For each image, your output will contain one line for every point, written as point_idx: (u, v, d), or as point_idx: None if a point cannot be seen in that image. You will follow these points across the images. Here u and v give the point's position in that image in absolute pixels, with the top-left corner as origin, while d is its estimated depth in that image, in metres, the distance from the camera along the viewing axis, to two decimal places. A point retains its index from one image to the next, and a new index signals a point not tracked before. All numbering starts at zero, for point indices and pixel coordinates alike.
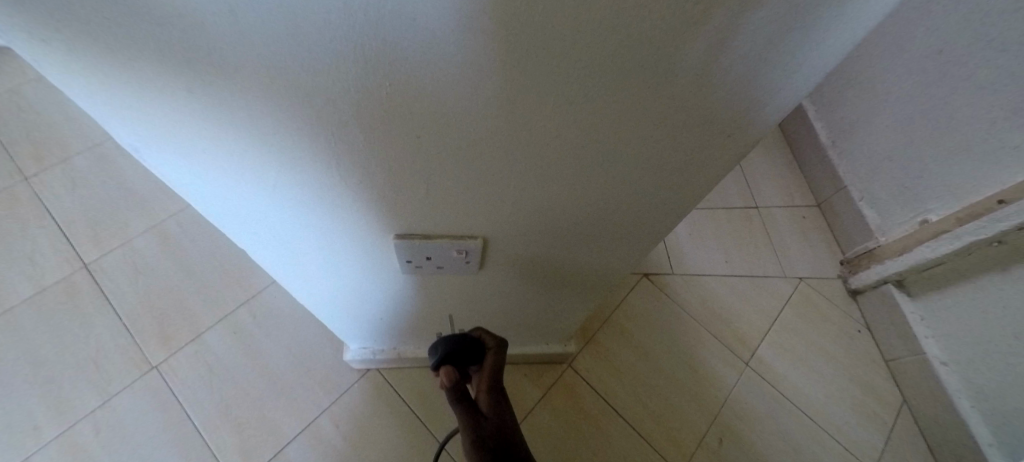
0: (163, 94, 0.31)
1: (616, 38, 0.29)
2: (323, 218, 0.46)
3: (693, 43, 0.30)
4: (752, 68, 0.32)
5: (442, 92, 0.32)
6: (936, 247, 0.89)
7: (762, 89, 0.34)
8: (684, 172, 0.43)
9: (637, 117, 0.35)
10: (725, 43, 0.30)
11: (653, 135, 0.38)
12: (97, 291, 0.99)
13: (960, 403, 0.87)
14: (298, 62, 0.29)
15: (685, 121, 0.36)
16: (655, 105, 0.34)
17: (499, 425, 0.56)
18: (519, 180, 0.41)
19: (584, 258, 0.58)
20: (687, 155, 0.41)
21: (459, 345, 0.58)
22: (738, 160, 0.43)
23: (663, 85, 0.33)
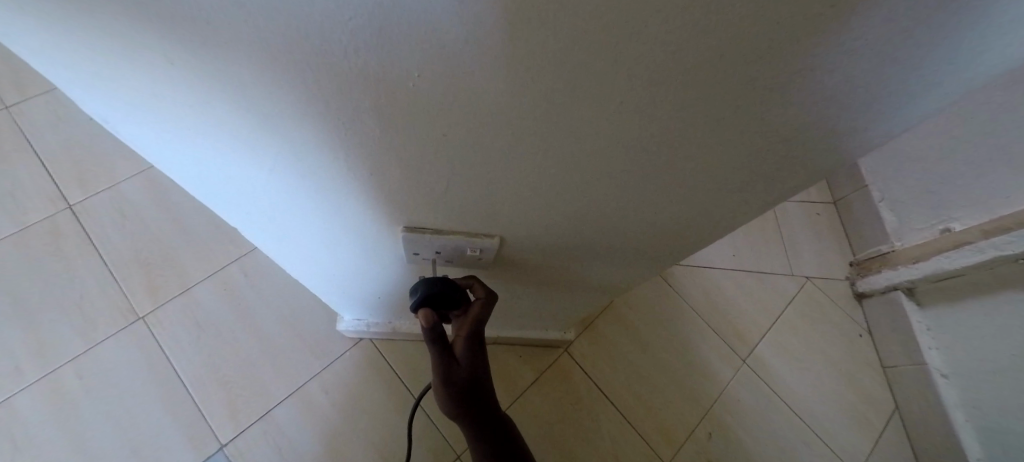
0: (139, 49, 0.26)
1: (691, 10, 0.23)
2: (322, 197, 0.42)
3: (773, 39, 0.24)
4: (833, 74, 0.27)
5: (466, 75, 0.27)
6: (955, 258, 0.85)
7: (839, 98, 0.29)
8: (728, 166, 0.36)
9: (687, 100, 0.29)
10: (820, 47, 0.25)
11: (701, 122, 0.31)
12: (82, 235, 0.94)
13: (956, 417, 0.87)
14: (282, 27, 0.24)
15: (743, 111, 0.30)
16: (713, 88, 0.28)
17: (473, 374, 0.51)
18: (534, 163, 0.35)
19: (603, 258, 0.54)
20: (736, 149, 0.34)
21: (444, 287, 0.50)
22: (792, 163, 0.37)
23: (734, 79, 0.27)
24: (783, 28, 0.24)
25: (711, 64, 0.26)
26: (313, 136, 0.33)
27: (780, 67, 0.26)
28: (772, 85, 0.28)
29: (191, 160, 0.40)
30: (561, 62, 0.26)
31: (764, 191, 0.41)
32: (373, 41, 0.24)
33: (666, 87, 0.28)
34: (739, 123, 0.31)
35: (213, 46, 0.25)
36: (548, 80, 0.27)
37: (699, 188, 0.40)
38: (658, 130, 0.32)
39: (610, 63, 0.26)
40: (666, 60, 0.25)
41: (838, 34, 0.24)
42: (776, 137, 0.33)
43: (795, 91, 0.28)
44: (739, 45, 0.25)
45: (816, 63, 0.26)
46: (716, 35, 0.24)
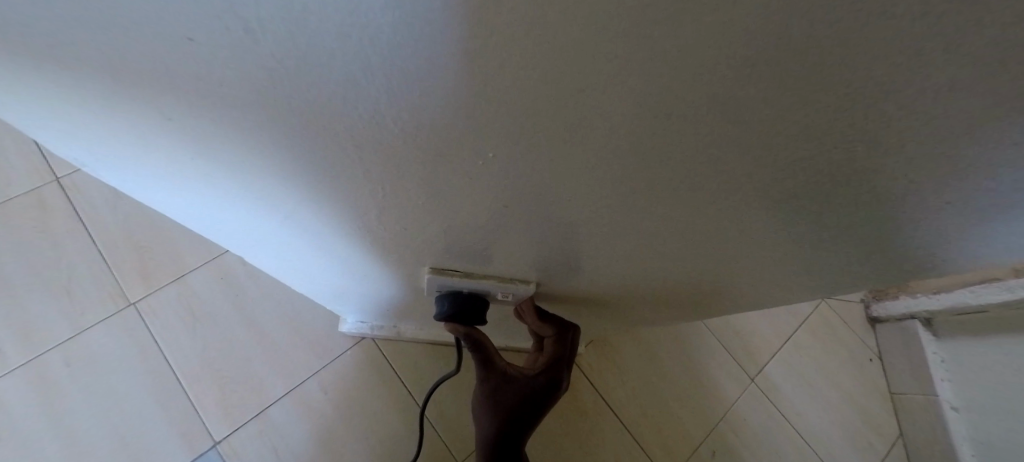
0: (160, 92, 0.22)
1: (818, 133, 0.19)
2: (337, 223, 0.37)
3: (897, 170, 0.21)
4: (951, 208, 0.24)
5: (549, 149, 0.23)
6: (981, 293, 0.85)
7: (942, 227, 0.26)
8: (798, 251, 0.33)
9: (771, 197, 0.26)
10: (967, 177, 0.21)
11: (780, 216, 0.28)
12: (70, 211, 0.89)
13: (962, 451, 0.88)
14: (345, 92, 0.20)
15: (829, 213, 0.27)
16: (805, 191, 0.25)
17: (520, 407, 0.47)
18: (598, 225, 0.32)
19: (637, 303, 0.51)
20: (813, 239, 0.31)
21: (481, 309, 0.45)
22: (865, 261, 0.33)
23: (834, 187, 0.24)
24: (938, 154, 0.20)
25: (830, 168, 0.22)
26: (355, 176, 0.29)
27: (906, 182, 0.22)
28: (868, 202, 0.25)
29: (189, 179, 0.35)
30: (668, 143, 0.22)
31: (829, 277, 0.38)
32: (464, 112, 0.21)
33: (768, 179, 0.24)
34: (830, 218, 0.28)
35: (267, 95, 0.21)
36: (636, 157, 0.23)
37: (763, 264, 0.36)
38: (741, 212, 0.28)
39: (717, 152, 0.22)
40: (791, 158, 0.22)
41: (996, 172, 0.20)
42: (856, 238, 0.30)
43: (909, 205, 0.25)
44: (871, 159, 0.21)
45: (953, 189, 0.22)
46: (851, 148, 0.20)
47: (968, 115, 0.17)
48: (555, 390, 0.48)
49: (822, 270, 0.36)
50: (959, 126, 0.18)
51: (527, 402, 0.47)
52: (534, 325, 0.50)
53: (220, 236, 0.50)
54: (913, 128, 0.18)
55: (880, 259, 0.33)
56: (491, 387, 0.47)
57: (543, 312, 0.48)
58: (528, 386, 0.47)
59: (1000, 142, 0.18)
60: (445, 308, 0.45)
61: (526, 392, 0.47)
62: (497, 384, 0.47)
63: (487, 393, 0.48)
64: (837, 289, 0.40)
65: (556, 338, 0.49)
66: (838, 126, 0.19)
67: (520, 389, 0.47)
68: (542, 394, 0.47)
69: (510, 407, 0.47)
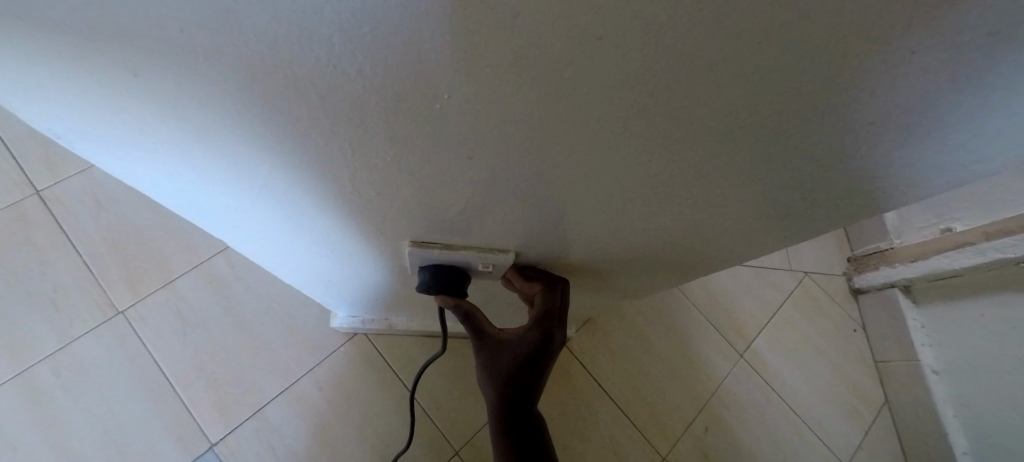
0: (145, 62, 0.23)
1: (749, 52, 0.21)
2: (320, 202, 0.38)
3: (827, 90, 0.23)
4: (881, 132, 0.27)
5: (509, 99, 0.24)
6: (956, 258, 0.87)
7: (881, 155, 0.29)
8: (772, 191, 0.34)
9: (730, 132, 0.27)
10: (895, 89, 0.23)
11: (746, 152, 0.29)
12: (52, 222, 0.88)
13: (945, 412, 0.91)
14: (319, 55, 0.22)
15: (784, 146, 0.28)
16: (757, 123, 0.26)
17: (519, 368, 0.48)
18: (579, 182, 0.33)
19: (618, 270, 0.52)
20: (780, 178, 0.32)
21: (461, 278, 0.47)
22: (826, 201, 0.35)
23: (779, 116, 0.25)
24: (858, 64, 0.21)
25: (780, 91, 0.23)
26: (333, 145, 0.30)
27: (838, 102, 0.24)
28: (811, 129, 0.26)
29: (172, 160, 0.35)
30: (618, 79, 0.23)
31: (797, 223, 0.39)
32: (431, 68, 0.22)
33: (727, 111, 0.25)
34: (784, 153, 0.29)
35: (239, 56, 0.22)
36: (598, 99, 0.24)
37: (740, 211, 0.37)
38: (711, 153, 0.29)
39: (670, 83, 0.23)
40: (732, 82, 0.23)
41: (912, 82, 0.23)
42: (814, 173, 0.31)
43: (852, 131, 0.26)
44: (813, 73, 0.22)
45: (887, 105, 0.24)
46: (786, 65, 0.22)
47: (882, 11, 0.19)
48: (550, 343, 0.48)
49: (793, 213, 0.38)
50: (875, 27, 0.19)
51: (525, 362, 0.48)
52: (524, 289, 0.51)
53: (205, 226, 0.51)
54: (828, 37, 0.20)
55: (844, 194, 0.34)
56: (490, 354, 0.48)
57: (527, 273, 0.50)
58: (522, 347, 0.48)
59: (916, 41, 0.20)
60: (426, 281, 0.46)
61: (521, 352, 0.48)
62: (494, 350, 0.48)
63: (486, 361, 0.48)
64: (807, 235, 0.42)
65: (544, 295, 0.49)
66: (764, 42, 0.20)
67: (515, 350, 0.48)
68: (536, 349, 0.48)
69: (511, 371, 0.48)
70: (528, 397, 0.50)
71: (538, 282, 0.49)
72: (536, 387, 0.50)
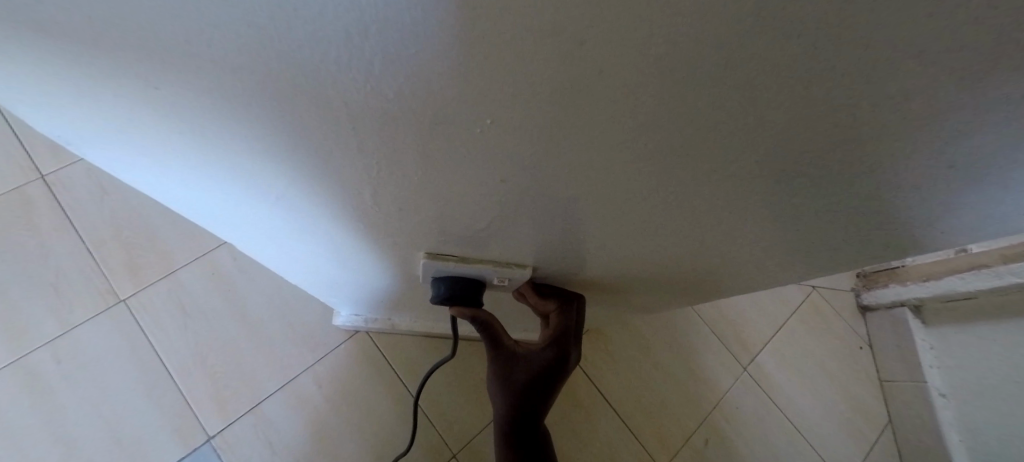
0: (165, 68, 0.22)
1: (809, 101, 0.20)
2: (333, 209, 0.37)
3: (885, 145, 0.22)
4: (933, 185, 0.25)
5: (546, 124, 0.23)
6: (970, 280, 0.86)
7: (927, 206, 0.27)
8: (804, 229, 0.33)
9: (773, 171, 0.26)
10: (961, 148, 0.21)
11: (785, 191, 0.28)
12: (55, 208, 0.86)
13: (950, 436, 0.90)
14: (351, 72, 0.21)
15: (826, 189, 0.27)
16: (803, 165, 0.25)
17: (531, 386, 0.47)
18: (606, 206, 0.32)
19: (634, 288, 0.51)
20: (815, 217, 0.31)
21: (477, 292, 0.45)
22: (859, 244, 0.34)
23: (828, 162, 0.24)
24: (925, 123, 0.20)
25: (833, 137, 0.22)
26: (356, 157, 0.29)
27: (895, 155, 0.23)
28: (859, 177, 0.25)
29: (184, 160, 0.34)
30: (664, 113, 0.22)
31: (824, 261, 0.38)
32: (469, 88, 0.21)
33: (774, 153, 0.24)
34: (826, 194, 0.28)
35: (268, 66, 0.21)
36: (641, 128, 0.23)
37: (769, 244, 0.36)
38: (750, 188, 0.28)
39: (722, 122, 0.22)
40: (785, 127, 0.22)
41: (979, 143, 0.21)
42: (852, 217, 0.30)
43: (904, 180, 0.25)
44: (872, 124, 0.21)
45: (944, 161, 0.23)
46: (847, 117, 0.20)
47: (960, 79, 0.17)
48: (563, 362, 0.48)
49: (822, 252, 0.36)
50: (956, 90, 0.18)
51: (537, 380, 0.47)
52: (538, 306, 0.50)
53: (212, 224, 0.49)
54: (900, 98, 0.19)
55: (881, 238, 0.33)
56: (502, 369, 0.47)
57: (543, 289, 0.48)
58: (535, 364, 0.47)
59: (990, 108, 0.19)
60: (442, 291, 0.45)
61: (533, 370, 0.47)
62: (506, 365, 0.47)
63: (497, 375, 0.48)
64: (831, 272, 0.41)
65: (560, 312, 0.48)
66: (828, 93, 0.19)
67: (528, 367, 0.47)
68: (549, 368, 0.47)
69: (522, 388, 0.47)
70: (535, 415, 0.49)
71: (554, 300, 0.48)
72: (545, 403, 0.50)
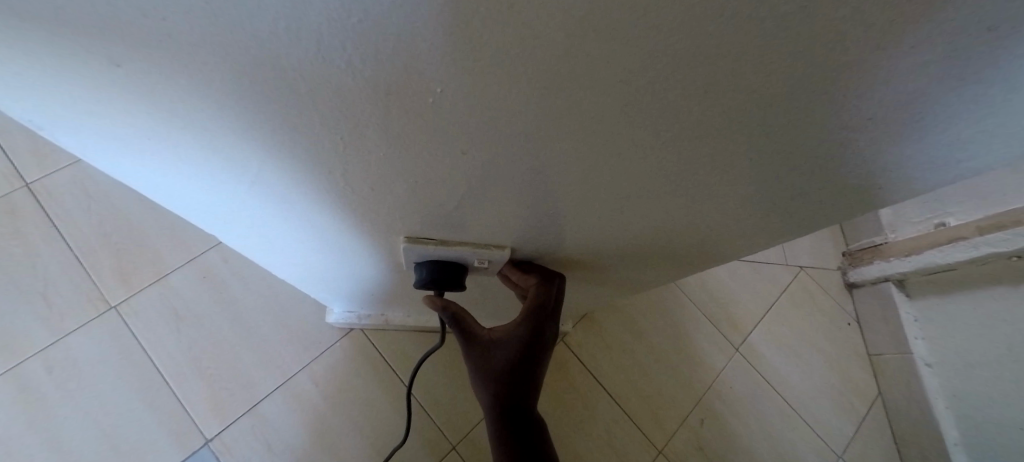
0: (143, 59, 0.23)
1: (747, 52, 0.21)
2: (316, 198, 0.38)
3: (829, 89, 0.23)
4: (882, 132, 0.27)
5: (513, 99, 0.24)
6: (949, 252, 0.88)
7: (882, 153, 0.29)
8: (770, 188, 0.34)
9: (727, 129, 0.27)
10: (897, 88, 0.23)
11: (743, 148, 0.29)
12: (41, 216, 0.86)
13: (937, 405, 0.92)
14: (321, 54, 0.22)
15: (784, 144, 0.28)
16: (757, 122, 0.26)
17: (510, 365, 0.48)
18: (576, 180, 0.33)
19: (616, 265, 0.52)
20: (778, 175, 0.32)
21: (458, 274, 0.46)
22: (827, 198, 0.35)
23: (779, 114, 0.25)
24: (860, 64, 0.21)
25: (763, 86, 0.23)
26: (329, 140, 0.30)
27: (840, 102, 0.24)
28: (811, 128, 0.26)
29: (164, 150, 0.34)
30: (620, 78, 0.23)
31: (796, 220, 0.39)
32: (437, 68, 0.22)
33: (725, 110, 0.25)
34: (785, 150, 0.29)
35: (240, 52, 0.22)
36: (584, 94, 0.24)
37: (736, 207, 0.37)
38: (702, 148, 0.29)
39: (669, 82, 0.23)
40: (732, 81, 0.23)
41: (913, 81, 0.23)
42: (813, 170, 0.31)
43: (856, 129, 0.26)
44: (805, 68, 0.22)
45: (884, 100, 0.24)
46: (787, 65, 0.22)
47: (881, 13, 0.19)
48: (540, 339, 0.48)
49: (792, 210, 0.37)
50: (879, 24, 0.19)
51: (515, 358, 0.47)
52: (520, 283, 0.51)
53: (198, 220, 0.50)
54: (830, 38, 0.20)
55: (842, 187, 0.33)
56: (480, 351, 0.48)
57: (522, 266, 0.49)
58: (512, 343, 0.47)
59: (912, 39, 0.20)
60: (422, 276, 0.46)
61: (512, 349, 0.47)
62: (484, 347, 0.48)
63: (477, 358, 0.48)
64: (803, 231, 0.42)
65: (535, 289, 0.48)
66: (764, 42, 0.20)
67: (505, 347, 0.47)
68: (526, 344, 0.47)
69: (502, 368, 0.48)
70: (521, 395, 0.50)
71: (530, 277, 0.49)
72: (531, 385, 0.50)
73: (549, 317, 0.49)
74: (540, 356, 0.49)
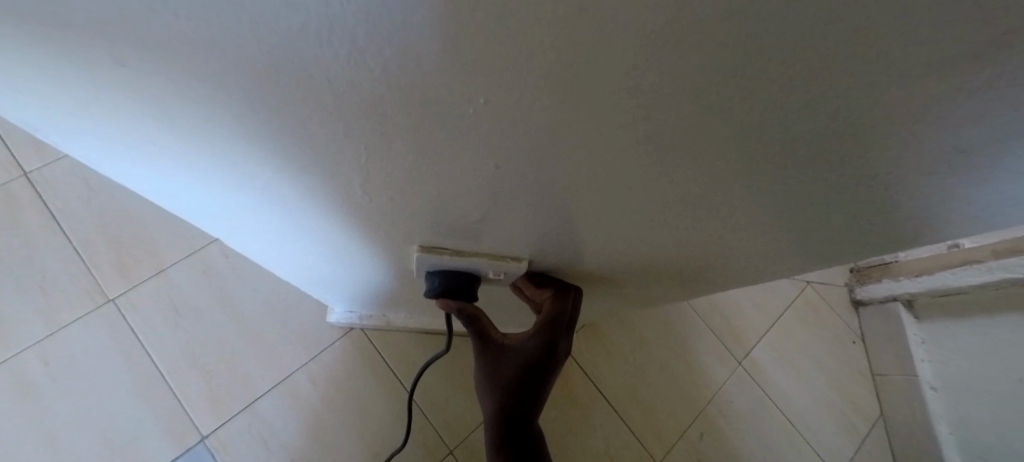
0: (160, 66, 0.22)
1: (805, 94, 0.19)
2: (325, 204, 0.36)
3: (885, 135, 0.22)
4: (932, 176, 0.25)
5: (547, 120, 0.23)
6: (963, 275, 0.87)
7: (927, 196, 0.27)
8: (799, 217, 0.32)
9: (768, 161, 0.25)
10: (959, 139, 0.22)
11: (781, 180, 0.27)
12: (40, 206, 0.85)
13: (940, 429, 0.91)
14: (349, 67, 0.20)
15: (824, 179, 0.27)
16: (801, 156, 0.25)
17: (519, 377, 0.46)
18: (600, 195, 0.31)
19: (628, 280, 0.51)
20: (811, 205, 0.30)
21: (471, 284, 0.45)
22: (856, 232, 0.34)
23: (826, 151, 0.24)
24: (924, 115, 0.20)
25: (810, 122, 0.22)
26: (349, 150, 0.28)
27: (894, 146, 0.23)
28: (858, 167, 0.25)
29: (170, 151, 0.33)
30: (665, 106, 0.21)
31: (818, 251, 0.38)
32: (470, 86, 0.21)
33: (770, 144, 0.24)
34: (824, 184, 0.27)
35: (263, 62, 0.21)
36: (619, 116, 0.22)
37: (758, 232, 0.36)
38: (733, 176, 0.27)
39: (718, 114, 0.21)
40: (784, 119, 0.21)
41: (976, 136, 0.21)
42: (849, 204, 0.30)
43: (905, 170, 0.25)
44: (864, 115, 0.20)
45: (941, 148, 0.22)
46: (847, 109, 0.20)
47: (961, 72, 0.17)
48: (552, 353, 0.47)
49: (817, 241, 0.36)
50: (954, 82, 0.18)
51: (526, 370, 0.46)
52: (534, 295, 0.50)
53: (197, 218, 0.48)
54: (897, 89, 0.18)
55: (875, 223, 0.32)
56: (490, 359, 0.47)
57: (537, 278, 0.48)
58: (524, 355, 0.46)
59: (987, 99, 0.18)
60: (435, 282, 0.44)
61: (521, 360, 0.46)
62: (495, 355, 0.46)
63: (486, 366, 0.47)
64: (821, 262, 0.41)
65: (552, 301, 0.47)
66: (826, 87, 0.19)
67: (517, 357, 0.46)
68: (536, 357, 0.46)
69: (511, 379, 0.46)
70: (525, 407, 0.48)
71: (547, 289, 0.48)
72: (535, 399, 0.49)
73: (562, 332, 0.48)
74: (549, 371, 0.48)
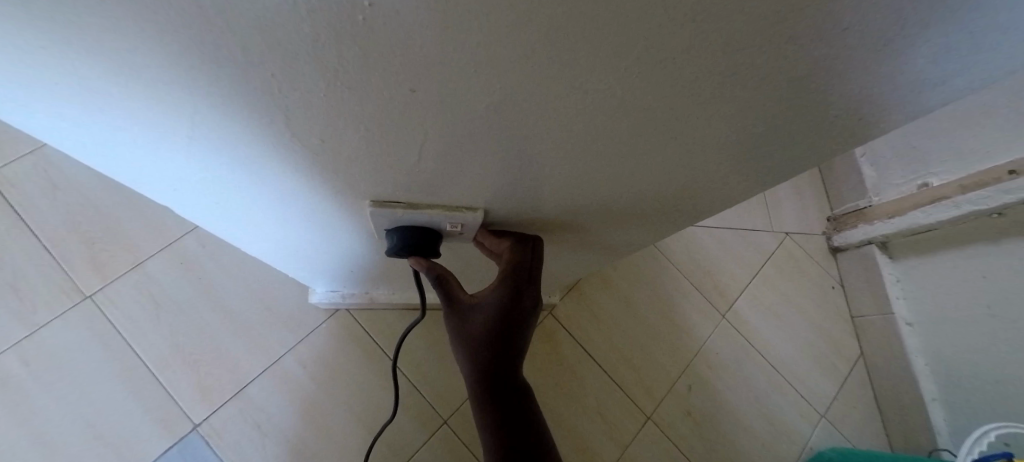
0: (70, 29, 0.22)
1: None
2: (276, 168, 0.36)
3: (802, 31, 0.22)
4: (858, 75, 0.26)
5: (480, 52, 0.23)
6: (933, 212, 0.89)
7: (859, 98, 0.28)
8: (743, 139, 0.33)
9: (696, 77, 0.25)
10: (879, 24, 0.22)
11: (714, 97, 0.27)
12: (4, 207, 0.82)
13: (917, 362, 0.94)
14: (265, 12, 0.20)
15: (757, 93, 0.27)
16: (727, 69, 0.25)
17: (490, 331, 0.47)
18: (545, 136, 0.31)
19: (592, 226, 0.51)
20: (751, 126, 0.31)
21: (430, 238, 0.44)
22: (802, 148, 0.34)
23: (749, 61, 0.24)
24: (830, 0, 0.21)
25: (714, 32, 0.22)
26: (289, 107, 0.28)
27: (813, 44, 0.23)
28: (785, 75, 0.25)
29: (100, 122, 0.31)
30: (584, 25, 0.21)
31: (772, 173, 0.38)
32: (397, 20, 0.21)
33: (694, 57, 0.24)
34: (759, 100, 0.28)
35: (173, 12, 0.20)
36: (530, 51, 0.23)
37: (708, 160, 0.36)
38: (659, 105, 0.28)
39: (637, 27, 0.22)
40: (700, 25, 0.22)
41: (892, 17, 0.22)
42: (787, 119, 0.30)
43: (832, 73, 0.26)
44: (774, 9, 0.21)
45: (860, 38, 0.23)
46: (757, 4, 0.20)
47: None
48: (519, 303, 0.47)
49: (767, 162, 0.36)
50: None
51: (495, 323, 0.47)
52: (495, 248, 0.50)
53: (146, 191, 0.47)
54: None
55: (813, 135, 0.32)
56: (460, 316, 0.47)
57: (497, 230, 0.48)
58: (491, 308, 0.47)
59: None
60: (395, 241, 0.44)
61: (489, 314, 0.47)
62: (465, 312, 0.47)
63: (458, 323, 0.48)
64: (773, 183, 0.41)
65: (514, 252, 0.47)
66: None
67: (485, 311, 0.47)
68: (503, 310, 0.46)
69: (481, 334, 0.47)
70: (501, 362, 0.49)
71: (508, 242, 0.48)
72: (512, 356, 0.49)
73: (528, 282, 0.48)
74: (521, 322, 0.48)
